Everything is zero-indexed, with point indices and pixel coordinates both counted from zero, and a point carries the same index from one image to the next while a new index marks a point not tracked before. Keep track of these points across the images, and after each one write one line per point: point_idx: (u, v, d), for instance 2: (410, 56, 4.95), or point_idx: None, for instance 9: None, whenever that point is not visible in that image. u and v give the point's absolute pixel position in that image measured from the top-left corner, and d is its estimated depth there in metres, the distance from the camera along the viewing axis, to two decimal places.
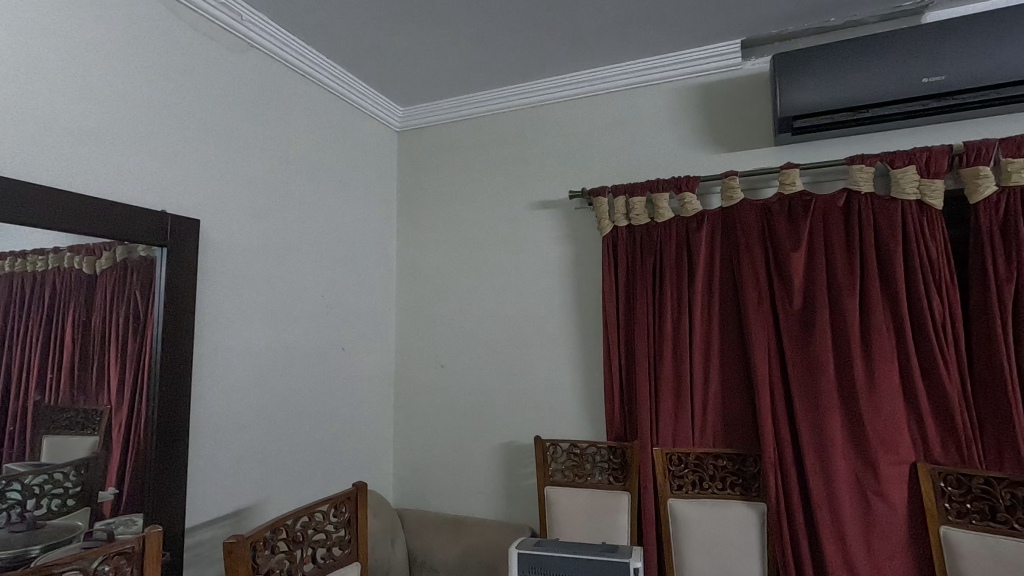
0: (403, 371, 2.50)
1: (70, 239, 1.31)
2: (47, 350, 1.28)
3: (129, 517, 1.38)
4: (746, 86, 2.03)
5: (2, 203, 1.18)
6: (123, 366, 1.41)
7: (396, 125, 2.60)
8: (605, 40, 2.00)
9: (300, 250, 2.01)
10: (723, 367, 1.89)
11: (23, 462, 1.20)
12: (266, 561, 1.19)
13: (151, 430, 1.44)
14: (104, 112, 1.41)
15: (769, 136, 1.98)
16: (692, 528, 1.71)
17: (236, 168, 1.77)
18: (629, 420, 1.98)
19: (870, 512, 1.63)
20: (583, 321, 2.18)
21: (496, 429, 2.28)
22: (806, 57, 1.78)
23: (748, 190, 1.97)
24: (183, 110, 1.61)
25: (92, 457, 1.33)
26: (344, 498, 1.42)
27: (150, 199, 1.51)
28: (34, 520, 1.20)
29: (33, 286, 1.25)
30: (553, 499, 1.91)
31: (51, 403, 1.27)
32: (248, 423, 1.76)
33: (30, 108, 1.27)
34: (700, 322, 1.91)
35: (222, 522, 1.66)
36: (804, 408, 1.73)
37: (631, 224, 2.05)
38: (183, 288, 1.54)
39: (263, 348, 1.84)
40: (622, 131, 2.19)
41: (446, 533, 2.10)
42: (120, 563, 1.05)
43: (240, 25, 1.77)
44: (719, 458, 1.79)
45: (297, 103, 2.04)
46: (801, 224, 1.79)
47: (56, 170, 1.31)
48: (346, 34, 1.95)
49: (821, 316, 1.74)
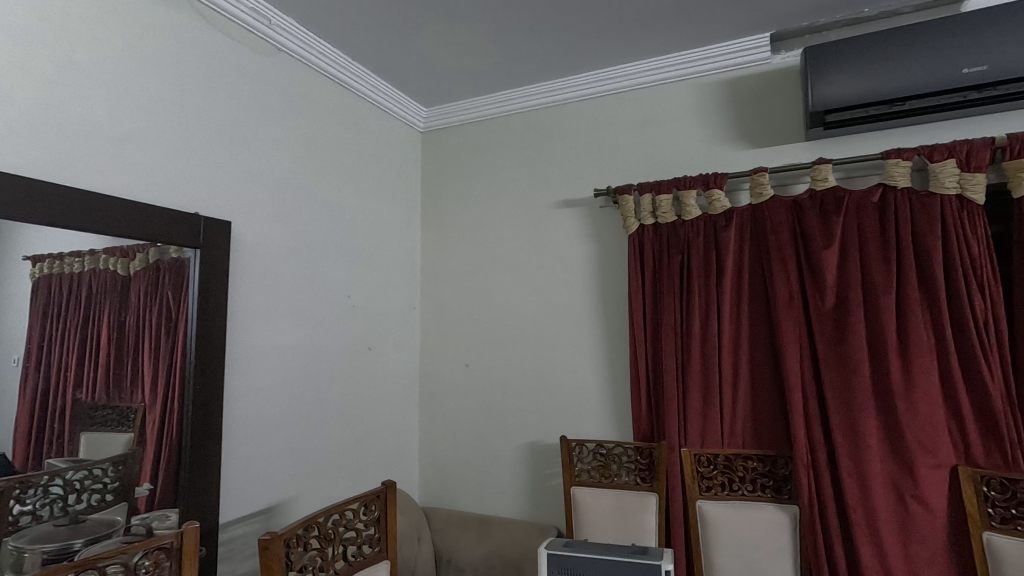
0: (427, 370, 2.52)
1: (106, 240, 1.34)
2: (84, 350, 1.31)
3: (163, 513, 1.42)
4: (775, 80, 1.99)
5: (44, 206, 1.21)
6: (156, 364, 1.44)
7: (420, 126, 2.61)
8: (630, 36, 1.98)
9: (326, 251, 2.04)
10: (753, 368, 1.85)
11: (63, 459, 1.24)
12: (300, 558, 1.21)
13: (183, 428, 1.47)
14: (140, 118, 1.45)
15: (799, 132, 1.94)
16: (721, 530, 1.67)
17: (264, 170, 1.80)
18: (656, 420, 1.95)
19: (907, 516, 1.59)
20: (608, 322, 2.16)
21: (521, 428, 2.28)
22: (839, 49, 1.74)
23: (777, 187, 1.93)
24: (214, 114, 1.64)
25: (130, 454, 1.37)
26: (374, 496, 1.43)
27: (182, 201, 1.54)
28: (76, 514, 1.25)
29: (70, 285, 1.29)
30: (579, 499, 1.90)
31: (89, 402, 1.31)
32: (278, 421, 1.80)
33: (70, 115, 1.31)
34: (728, 321, 1.88)
35: (254, 518, 1.69)
36: (838, 409, 1.69)
37: (657, 222, 2.02)
38: (215, 289, 1.57)
39: (292, 348, 1.87)
40: (648, 128, 2.17)
41: (472, 532, 2.10)
42: (159, 557, 1.07)
43: (269, 29, 1.81)
44: (749, 459, 1.74)
45: (325, 106, 2.07)
46: (834, 220, 1.75)
47: (97, 175, 1.35)
48: (372, 37, 1.97)
49: (855, 315, 1.69)
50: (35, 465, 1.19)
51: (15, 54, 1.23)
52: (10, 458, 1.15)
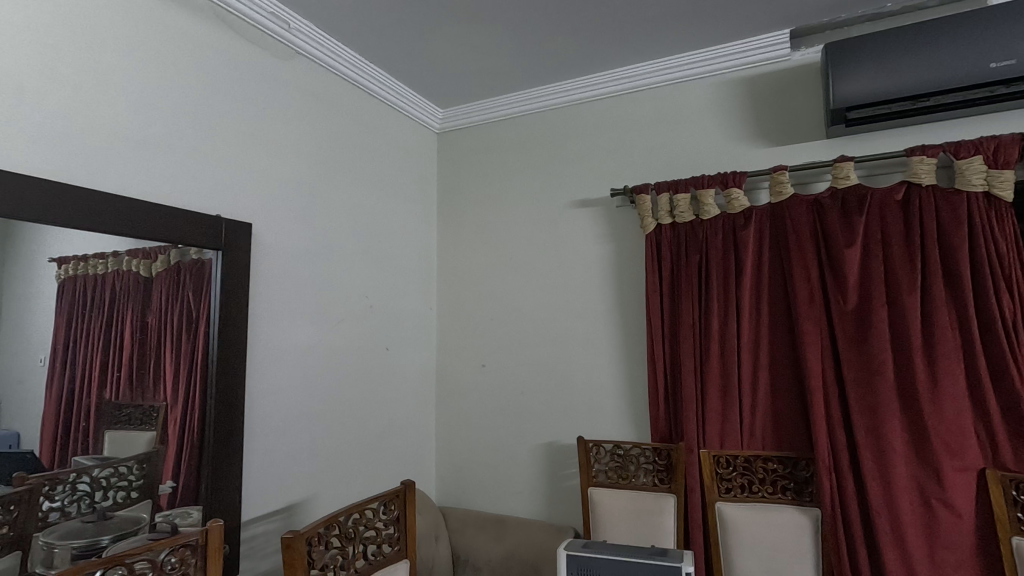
0: (444, 371, 2.53)
1: (129, 242, 1.36)
2: (108, 351, 1.34)
3: (186, 510, 1.44)
4: (795, 77, 1.96)
5: (70, 209, 1.24)
6: (177, 364, 1.46)
7: (436, 127, 2.62)
8: (647, 35, 1.97)
9: (345, 252, 2.05)
10: (774, 368, 1.83)
11: (89, 457, 1.27)
12: (322, 556, 1.22)
13: (204, 427, 1.50)
14: (163, 123, 1.47)
15: (820, 129, 1.91)
16: (742, 533, 1.64)
17: (284, 173, 1.82)
18: (674, 421, 1.94)
19: (933, 520, 1.56)
20: (626, 322, 2.15)
21: (537, 429, 2.28)
22: (861, 45, 1.71)
23: (797, 186, 1.90)
24: (235, 118, 1.66)
25: (154, 451, 1.39)
26: (393, 495, 1.44)
27: (204, 204, 1.56)
28: (104, 511, 1.28)
29: (95, 287, 1.31)
30: (597, 500, 1.89)
31: (113, 401, 1.34)
32: (297, 419, 1.82)
33: (97, 121, 1.34)
34: (748, 321, 1.86)
35: (274, 517, 1.71)
36: (861, 411, 1.66)
37: (675, 221, 2.01)
38: (236, 289, 1.59)
39: (312, 348, 1.89)
40: (665, 127, 2.16)
41: (489, 532, 2.10)
42: (185, 555, 1.09)
43: (288, 33, 1.83)
44: (769, 461, 1.71)
45: (343, 108, 2.09)
46: (856, 219, 1.72)
47: (122, 178, 1.38)
48: (389, 39, 1.99)
49: (878, 315, 1.66)
50: (61, 463, 1.21)
51: (43, 61, 1.25)
52: (37, 455, 1.18)
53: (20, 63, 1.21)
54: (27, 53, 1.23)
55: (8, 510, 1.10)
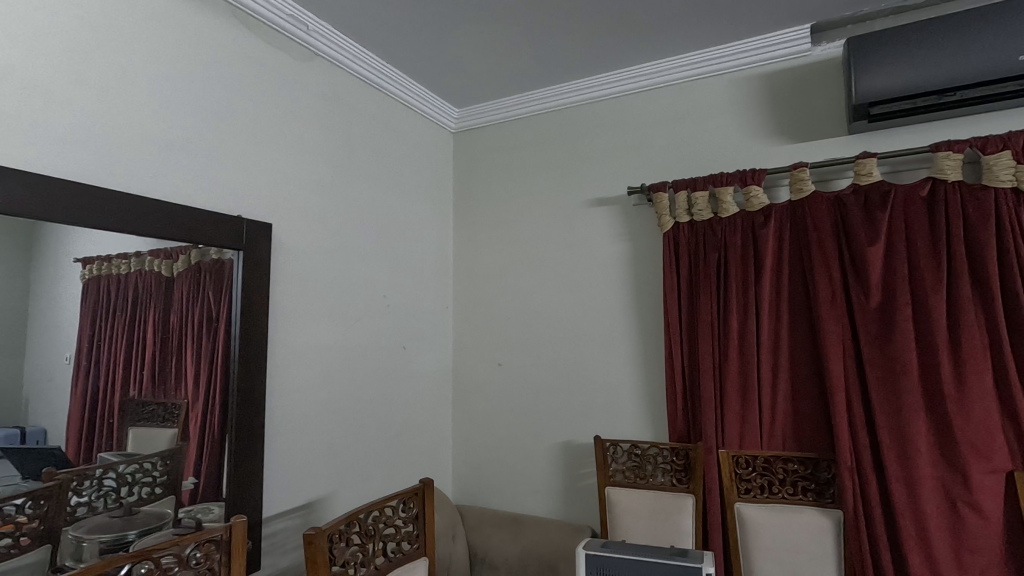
0: (460, 369, 2.54)
1: (151, 243, 1.38)
2: (130, 349, 1.35)
3: (208, 505, 1.46)
4: (816, 72, 1.94)
5: (94, 210, 1.26)
6: (198, 363, 1.48)
7: (451, 127, 2.63)
8: (664, 32, 1.95)
9: (362, 252, 2.07)
10: (794, 368, 1.81)
11: (113, 453, 1.29)
12: (343, 553, 1.23)
13: (225, 424, 1.51)
14: (186, 125, 1.50)
15: (841, 125, 1.89)
16: (762, 535, 1.63)
17: (303, 173, 1.84)
18: (692, 421, 1.93)
19: (959, 523, 1.53)
20: (643, 322, 2.13)
21: (554, 428, 2.27)
22: (884, 39, 1.68)
23: (818, 182, 1.87)
24: (255, 120, 1.68)
25: (176, 449, 1.41)
26: (411, 493, 1.45)
27: (225, 205, 1.58)
28: (130, 506, 1.31)
29: (117, 287, 1.34)
30: (614, 499, 1.89)
31: (137, 398, 1.36)
32: (317, 418, 1.83)
33: (123, 123, 1.36)
34: (768, 320, 1.83)
35: (294, 513, 1.73)
36: (884, 411, 1.63)
37: (693, 219, 1.99)
38: (257, 289, 1.61)
39: (330, 347, 1.90)
40: (682, 124, 2.14)
41: (506, 531, 2.11)
42: (210, 549, 1.11)
43: (307, 35, 1.84)
44: (789, 462, 1.70)
45: (360, 109, 2.10)
46: (878, 217, 1.69)
47: (147, 180, 1.40)
48: (406, 39, 2.00)
49: (903, 314, 1.63)
50: (86, 459, 1.24)
51: (70, 65, 1.28)
52: (65, 451, 1.21)
53: (47, 67, 1.24)
54: (55, 57, 1.25)
55: (37, 505, 1.13)
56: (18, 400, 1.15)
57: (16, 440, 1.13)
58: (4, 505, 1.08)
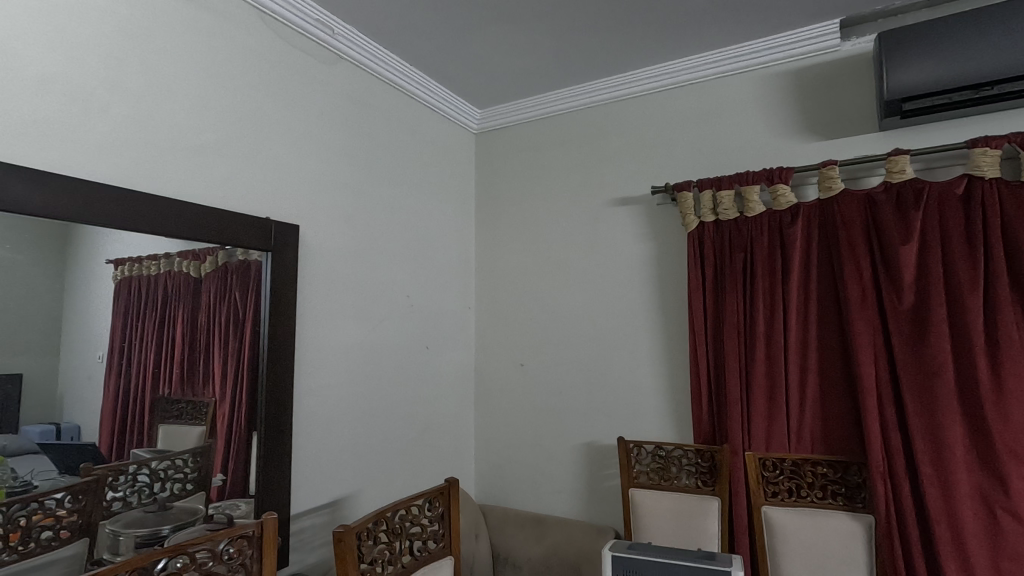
0: (483, 369, 2.55)
1: (180, 244, 1.41)
2: (161, 348, 1.38)
3: (235, 501, 1.48)
4: (847, 68, 1.90)
5: (127, 212, 1.28)
6: (226, 363, 1.51)
7: (474, 128, 2.64)
8: (688, 29, 1.93)
9: (386, 253, 2.09)
10: (823, 369, 1.77)
11: (146, 449, 1.32)
12: (370, 551, 1.24)
13: (251, 421, 1.54)
14: (217, 129, 1.53)
15: (871, 122, 1.85)
16: (789, 539, 1.59)
17: (329, 176, 1.86)
18: (717, 423, 1.91)
19: (997, 530, 1.49)
20: (667, 322, 2.12)
21: (576, 429, 2.27)
22: (918, 33, 1.64)
23: (848, 180, 1.84)
24: (283, 123, 1.71)
25: (206, 445, 1.44)
26: (437, 492, 1.45)
27: (254, 207, 1.61)
28: (164, 502, 1.34)
29: (148, 287, 1.35)
30: (638, 501, 1.88)
31: (165, 395, 1.39)
32: (343, 416, 1.86)
33: (157, 128, 1.40)
34: (795, 321, 1.80)
35: (321, 510, 1.76)
36: (918, 415, 1.60)
37: (718, 219, 1.97)
38: (285, 289, 1.64)
39: (356, 347, 1.93)
40: (707, 123, 2.12)
41: (529, 531, 2.10)
42: (242, 545, 1.13)
43: (333, 39, 1.87)
44: (818, 465, 1.65)
45: (384, 111, 2.12)
46: (912, 215, 1.65)
47: (180, 183, 1.43)
48: (428, 41, 2.01)
49: (937, 315, 1.59)
50: (119, 454, 1.27)
51: (106, 71, 1.31)
52: (97, 445, 1.23)
53: (84, 73, 1.27)
54: (91, 64, 1.28)
55: (75, 499, 1.17)
56: (55, 396, 1.18)
57: (52, 436, 1.17)
58: (45, 499, 1.12)
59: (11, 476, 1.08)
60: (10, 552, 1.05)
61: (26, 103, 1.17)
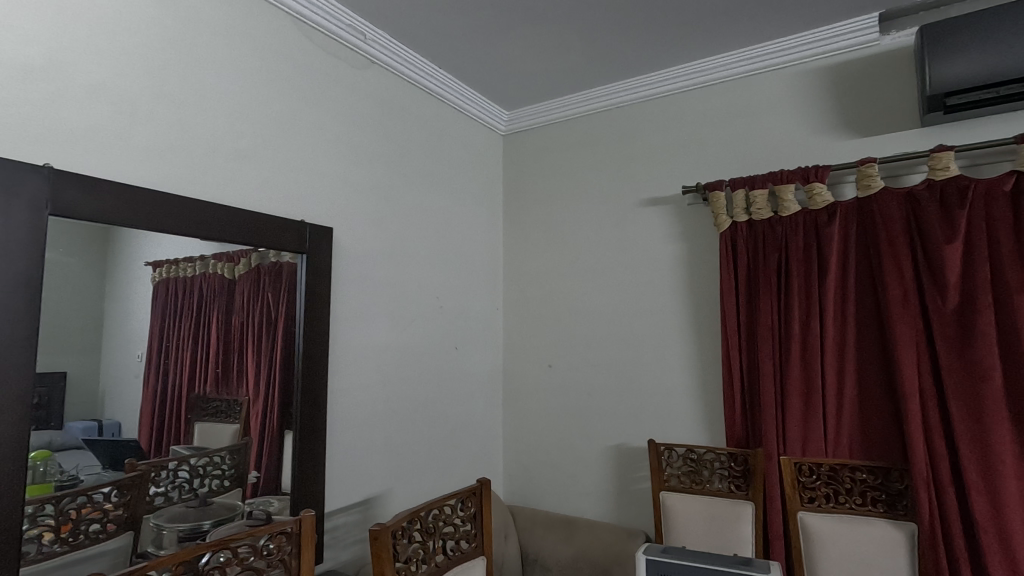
0: (511, 370, 2.55)
1: (215, 247, 1.44)
2: (196, 348, 1.42)
3: (267, 499, 1.51)
4: (885, 62, 1.85)
5: (168, 215, 1.32)
6: (260, 363, 1.54)
7: (502, 129, 2.65)
8: (720, 26, 1.90)
9: (417, 254, 2.11)
10: (862, 372, 1.73)
11: (185, 446, 1.36)
12: (405, 549, 1.24)
13: (285, 420, 1.57)
14: (255, 134, 1.57)
15: (912, 118, 1.79)
16: (825, 546, 1.55)
17: (361, 178, 1.89)
18: (751, 425, 1.88)
19: None
20: (698, 322, 2.09)
21: (605, 430, 2.26)
22: (963, 25, 1.59)
23: (887, 178, 1.79)
24: (317, 127, 1.75)
25: (242, 444, 1.48)
26: (469, 492, 1.45)
27: (289, 209, 1.65)
28: (205, 497, 1.38)
29: (184, 288, 1.39)
30: (668, 504, 1.86)
31: (200, 394, 1.42)
32: (375, 415, 1.88)
33: (198, 134, 1.44)
34: (833, 322, 1.76)
35: (354, 509, 1.78)
36: (964, 419, 1.54)
37: (751, 218, 1.94)
38: (319, 290, 1.67)
39: (387, 347, 1.95)
40: (739, 121, 2.08)
41: (558, 532, 2.10)
42: (282, 541, 1.15)
43: (365, 44, 1.90)
44: (857, 471, 1.60)
45: (414, 114, 2.15)
46: (957, 214, 1.60)
47: (220, 187, 1.47)
48: (458, 44, 2.02)
49: (985, 316, 1.53)
50: (158, 451, 1.30)
51: (152, 80, 1.35)
52: (138, 441, 1.26)
53: (131, 82, 1.31)
54: (137, 73, 1.33)
55: (121, 494, 1.22)
56: (95, 394, 1.20)
57: (94, 432, 1.19)
58: (93, 493, 1.17)
59: (57, 471, 1.11)
60: (60, 544, 1.10)
61: (77, 112, 1.22)
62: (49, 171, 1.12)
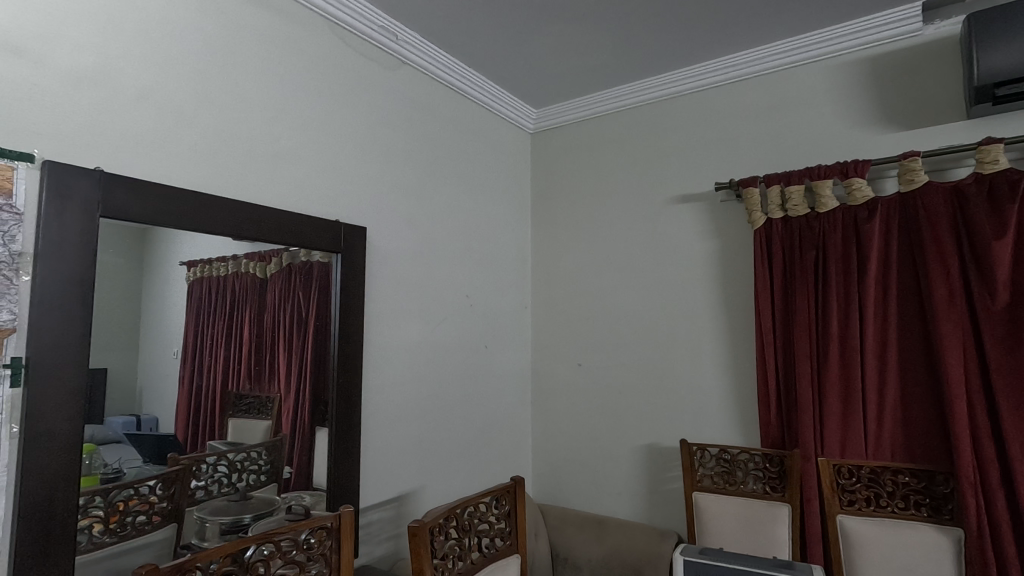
0: (539, 368, 2.55)
1: (248, 247, 1.46)
2: (230, 345, 1.44)
3: (300, 494, 1.53)
4: (929, 53, 1.79)
5: (207, 215, 1.34)
6: (293, 360, 1.57)
7: (530, 128, 2.65)
8: (755, 18, 1.87)
9: (447, 253, 2.12)
10: (904, 373, 1.68)
11: (223, 441, 1.39)
12: (442, 546, 1.25)
13: (320, 416, 1.60)
14: (292, 137, 1.60)
15: (957, 109, 1.74)
16: (867, 550, 1.52)
17: (393, 178, 1.90)
18: (788, 426, 1.84)
19: None
20: (733, 322, 2.06)
21: (636, 429, 2.24)
22: (1014, 12, 1.53)
23: (933, 172, 1.73)
24: (351, 128, 1.77)
25: (276, 441, 1.51)
26: (504, 491, 1.45)
27: (324, 210, 1.67)
28: (244, 491, 1.42)
29: (219, 288, 1.41)
30: (702, 506, 1.83)
31: (234, 390, 1.44)
32: (407, 413, 1.90)
33: (238, 137, 1.47)
34: (874, 321, 1.72)
35: (388, 505, 1.80)
36: (1015, 422, 1.49)
37: (787, 215, 1.90)
38: (353, 289, 1.69)
39: (419, 346, 1.97)
40: (774, 116, 2.04)
41: (589, 532, 2.09)
42: (322, 536, 1.17)
43: (396, 44, 1.91)
44: (899, 473, 1.56)
45: (444, 113, 2.16)
46: (1007, 210, 1.54)
47: (259, 189, 1.50)
48: (488, 43, 2.03)
49: None
50: (196, 446, 1.33)
51: (195, 85, 1.38)
52: (175, 436, 1.29)
53: (175, 86, 1.34)
54: (181, 78, 1.36)
55: (166, 486, 1.26)
56: (135, 391, 1.23)
57: (134, 427, 1.21)
58: (139, 486, 1.20)
59: (102, 464, 1.14)
60: (109, 534, 1.14)
61: (126, 117, 1.25)
62: (100, 174, 1.16)
